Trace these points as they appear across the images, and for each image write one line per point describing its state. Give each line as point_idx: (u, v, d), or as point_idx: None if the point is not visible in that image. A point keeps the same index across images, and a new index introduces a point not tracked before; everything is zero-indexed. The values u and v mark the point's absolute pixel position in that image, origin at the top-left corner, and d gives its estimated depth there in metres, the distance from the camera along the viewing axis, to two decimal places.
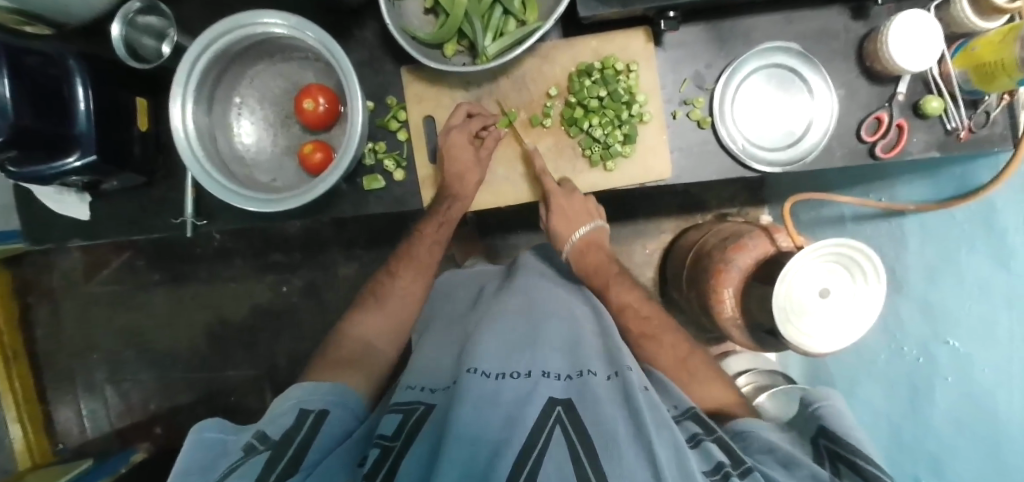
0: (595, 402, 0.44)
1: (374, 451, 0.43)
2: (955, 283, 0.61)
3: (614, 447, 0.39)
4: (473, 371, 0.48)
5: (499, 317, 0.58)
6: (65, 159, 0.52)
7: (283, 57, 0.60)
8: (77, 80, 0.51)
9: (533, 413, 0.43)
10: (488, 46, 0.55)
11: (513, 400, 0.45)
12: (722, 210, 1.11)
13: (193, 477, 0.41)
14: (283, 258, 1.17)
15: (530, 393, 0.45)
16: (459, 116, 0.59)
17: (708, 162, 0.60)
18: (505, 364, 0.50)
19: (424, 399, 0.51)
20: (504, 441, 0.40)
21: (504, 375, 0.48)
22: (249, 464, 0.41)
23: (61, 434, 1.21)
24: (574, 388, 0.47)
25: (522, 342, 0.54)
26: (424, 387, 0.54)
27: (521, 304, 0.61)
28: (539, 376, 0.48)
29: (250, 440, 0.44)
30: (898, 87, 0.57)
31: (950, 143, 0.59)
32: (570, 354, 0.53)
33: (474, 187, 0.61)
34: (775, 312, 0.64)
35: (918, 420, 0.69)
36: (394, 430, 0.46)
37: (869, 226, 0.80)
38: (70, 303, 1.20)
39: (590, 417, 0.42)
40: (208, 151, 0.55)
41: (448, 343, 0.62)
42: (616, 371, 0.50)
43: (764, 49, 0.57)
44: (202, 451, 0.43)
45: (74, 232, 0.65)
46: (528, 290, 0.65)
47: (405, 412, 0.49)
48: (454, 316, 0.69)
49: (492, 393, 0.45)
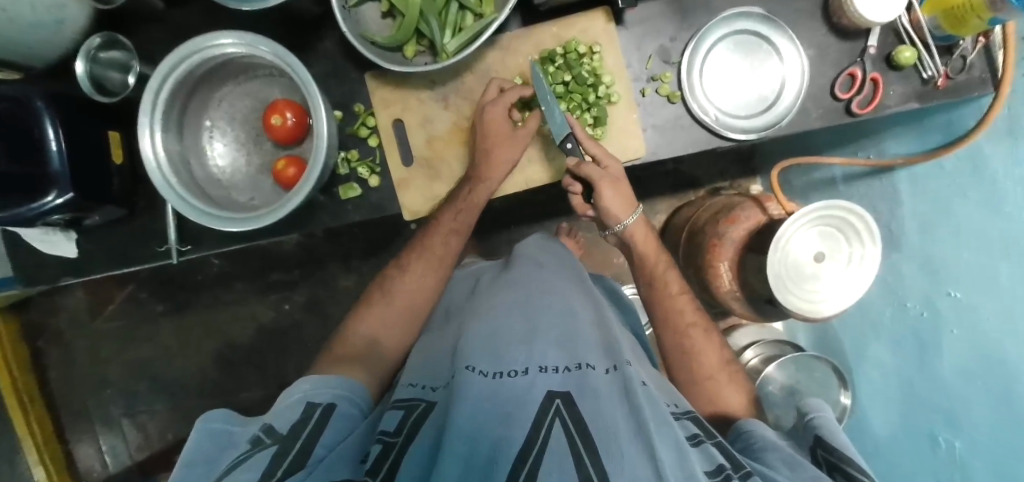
0: (595, 394, 0.42)
1: (376, 448, 0.41)
2: (951, 236, 0.60)
3: (614, 442, 0.36)
4: (470, 370, 0.45)
5: (496, 313, 0.56)
6: (43, 198, 0.53)
7: (248, 76, 0.60)
8: (46, 120, 0.51)
9: (531, 411, 0.40)
10: (447, 43, 0.55)
11: (512, 398, 0.42)
12: (714, 185, 1.10)
13: (198, 467, 0.41)
14: (282, 276, 1.17)
15: (527, 392, 0.42)
16: (491, 90, 0.59)
17: (682, 135, 0.59)
18: (501, 362, 0.46)
19: (425, 397, 0.48)
20: (503, 437, 0.37)
21: (502, 374, 0.45)
22: (255, 458, 0.39)
23: (84, 472, 1.23)
24: (573, 380, 0.44)
25: (523, 336, 0.51)
26: (426, 385, 0.50)
27: (518, 298, 0.58)
28: (536, 371, 0.45)
29: (257, 434, 0.44)
30: (868, 41, 0.56)
31: (929, 92, 0.57)
32: (569, 345, 0.50)
33: (505, 168, 0.60)
34: (771, 281, 0.64)
35: (930, 376, 0.67)
36: (396, 426, 0.43)
37: (859, 185, 0.79)
38: (80, 343, 1.22)
39: (590, 411, 0.39)
40: (182, 178, 0.55)
41: (448, 334, 0.60)
42: (614, 365, 0.48)
43: (726, 17, 0.57)
44: (209, 442, 0.44)
45: (64, 271, 0.66)
46: (525, 284, 0.62)
47: (407, 408, 0.46)
48: (451, 311, 0.67)
49: (492, 391, 0.42)
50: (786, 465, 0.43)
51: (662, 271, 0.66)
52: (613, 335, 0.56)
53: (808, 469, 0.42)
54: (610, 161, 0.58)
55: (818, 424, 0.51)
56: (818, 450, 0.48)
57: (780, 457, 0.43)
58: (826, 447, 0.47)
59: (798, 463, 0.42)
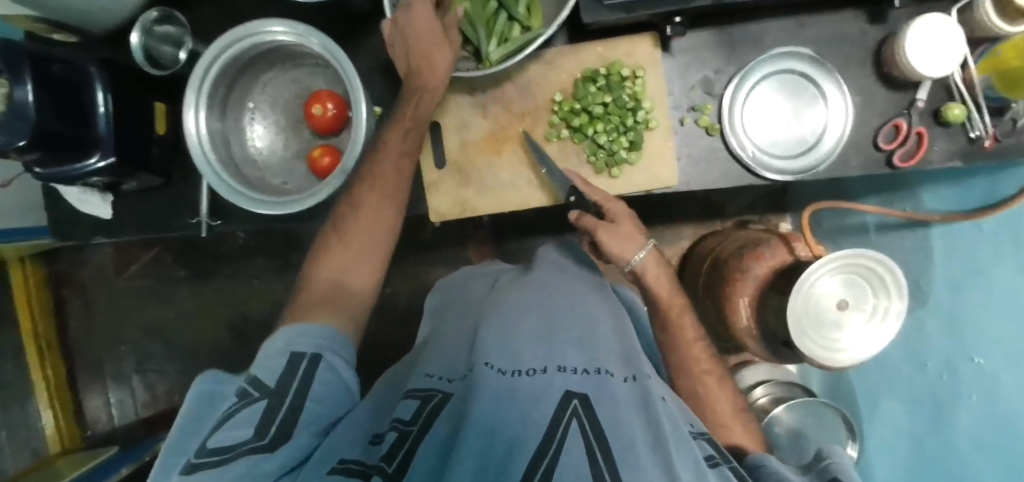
0: (613, 402, 0.41)
1: (390, 435, 0.41)
2: (982, 298, 0.59)
3: (631, 452, 0.36)
4: (488, 366, 0.45)
5: (515, 308, 0.56)
6: (86, 160, 0.54)
7: (295, 63, 0.61)
8: (98, 86, 0.53)
9: (546, 410, 0.39)
10: (492, 51, 0.56)
11: (529, 395, 0.41)
12: (742, 217, 1.08)
13: (192, 422, 0.42)
14: (303, 256, 1.19)
15: (545, 391, 0.42)
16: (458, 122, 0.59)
17: (717, 168, 0.58)
18: (519, 360, 0.46)
19: (441, 388, 0.48)
20: (519, 437, 0.37)
21: (520, 371, 0.45)
22: (246, 412, 0.41)
23: (89, 422, 1.26)
24: (591, 382, 0.43)
25: (541, 334, 0.51)
26: (442, 376, 0.51)
27: (538, 298, 0.58)
28: (555, 371, 0.44)
29: (245, 387, 0.44)
30: (918, 94, 0.55)
31: (973, 153, 0.56)
32: (588, 347, 0.49)
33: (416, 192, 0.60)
34: (790, 324, 0.62)
35: (944, 438, 0.66)
36: (411, 415, 0.43)
37: (891, 236, 0.78)
38: (101, 297, 1.25)
39: (606, 416, 0.39)
40: (221, 156, 0.57)
41: (465, 329, 0.60)
42: (634, 375, 0.48)
43: (774, 55, 0.56)
44: (199, 395, 0.45)
45: (99, 230, 0.68)
46: (545, 285, 0.62)
47: (423, 398, 0.46)
48: (469, 306, 0.67)
49: (509, 390, 0.42)
50: None
51: (681, 319, 0.63)
52: (631, 345, 0.55)
53: None
54: (611, 203, 0.58)
55: (835, 467, 0.45)
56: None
57: None
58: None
59: None
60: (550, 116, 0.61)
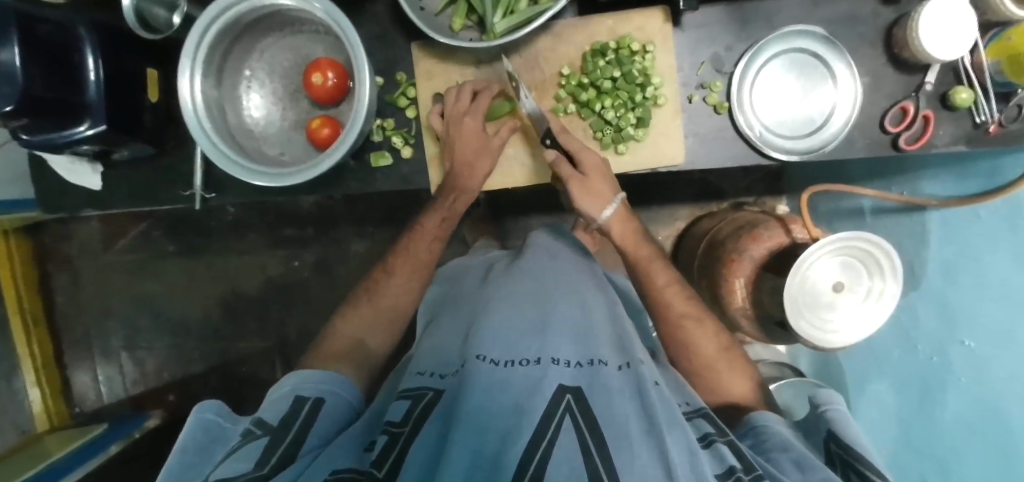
0: (606, 394, 0.41)
1: (381, 439, 0.40)
2: (974, 283, 0.60)
3: (626, 443, 0.36)
4: (482, 359, 0.45)
5: (507, 301, 0.55)
6: (75, 128, 0.52)
7: (293, 30, 0.59)
8: (88, 49, 0.50)
9: (541, 402, 0.39)
10: (496, 23, 0.54)
11: (523, 388, 0.41)
12: (738, 199, 1.08)
13: (191, 453, 0.42)
14: (295, 232, 1.17)
15: (538, 383, 0.41)
16: (464, 98, 0.57)
17: (722, 147, 0.58)
18: (513, 352, 0.46)
19: (433, 385, 0.48)
20: (514, 427, 0.36)
21: (513, 363, 0.44)
22: (247, 448, 0.41)
23: (77, 398, 1.24)
24: (584, 376, 0.43)
25: (534, 326, 0.50)
26: (434, 372, 0.51)
27: (531, 287, 0.58)
28: (549, 362, 0.44)
29: (249, 427, 0.44)
30: (926, 77, 0.55)
31: (978, 138, 0.56)
32: (582, 340, 0.49)
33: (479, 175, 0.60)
34: (786, 304, 0.62)
35: (929, 419, 0.68)
36: (402, 416, 0.43)
37: (887, 221, 0.78)
38: (88, 271, 1.22)
39: (601, 411, 0.39)
40: (216, 125, 0.55)
41: (459, 323, 0.59)
42: (628, 362, 0.48)
43: (786, 33, 0.55)
44: (202, 431, 0.45)
45: (86, 201, 0.66)
46: (537, 273, 0.62)
47: (414, 397, 0.46)
48: (470, 291, 0.67)
49: (502, 379, 0.41)
50: (795, 465, 0.41)
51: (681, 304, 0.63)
52: (627, 332, 0.55)
53: (817, 471, 0.40)
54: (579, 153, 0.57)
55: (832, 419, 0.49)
56: (833, 447, 0.46)
57: (789, 457, 0.42)
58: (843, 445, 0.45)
59: (806, 463, 0.41)
60: (557, 89, 0.60)
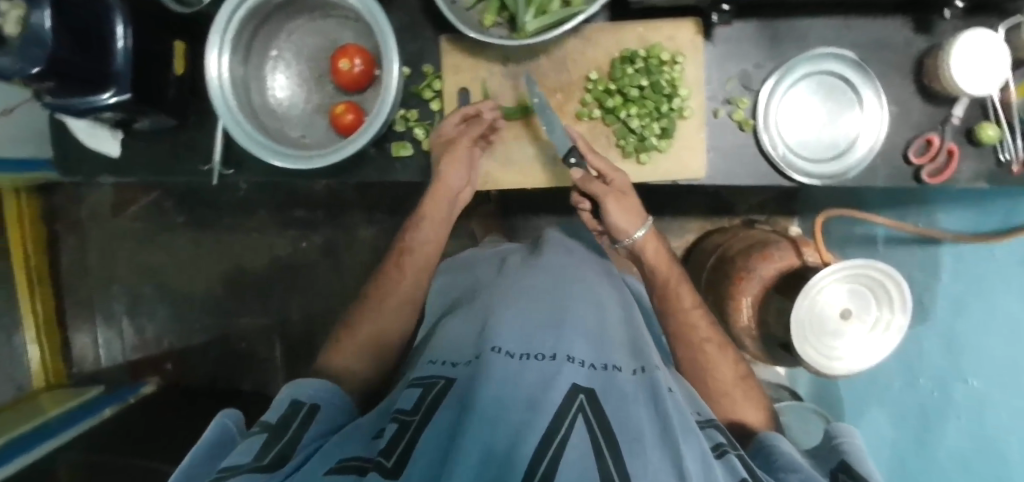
0: (620, 397, 0.41)
1: (391, 427, 0.41)
2: (983, 318, 0.60)
3: (638, 446, 0.36)
4: (496, 351, 0.45)
5: (523, 296, 0.55)
6: (99, 95, 0.52)
7: (323, 13, 0.59)
8: (117, 17, 0.50)
9: (556, 398, 0.39)
10: (528, 22, 0.53)
11: (537, 383, 0.41)
12: (750, 216, 1.08)
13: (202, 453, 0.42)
14: (305, 213, 1.18)
15: (552, 379, 0.41)
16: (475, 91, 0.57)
17: (743, 164, 0.58)
18: (528, 346, 0.46)
19: (445, 374, 0.48)
20: (526, 422, 0.36)
21: (528, 356, 0.44)
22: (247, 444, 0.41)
23: (77, 359, 1.25)
24: (599, 378, 0.43)
25: (549, 322, 0.50)
26: (446, 361, 0.51)
27: (549, 283, 0.58)
28: (564, 360, 0.44)
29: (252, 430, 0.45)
30: (953, 110, 0.54)
31: (1000, 175, 0.55)
32: (596, 340, 0.49)
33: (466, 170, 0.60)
34: (793, 327, 0.62)
35: (930, 448, 0.69)
36: (413, 405, 0.43)
37: (899, 250, 0.78)
38: (96, 236, 1.23)
39: (614, 414, 0.39)
40: (241, 103, 0.55)
41: (469, 316, 0.60)
42: (642, 368, 0.48)
43: (818, 55, 0.55)
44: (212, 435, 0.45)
45: (105, 167, 0.66)
46: (555, 270, 0.62)
47: (426, 386, 0.46)
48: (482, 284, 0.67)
49: (517, 373, 0.41)
50: None
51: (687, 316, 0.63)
52: (641, 337, 0.55)
53: None
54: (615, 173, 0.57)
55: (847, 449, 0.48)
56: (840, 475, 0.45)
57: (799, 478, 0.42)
58: (850, 473, 0.45)
59: None
60: (581, 92, 0.60)
